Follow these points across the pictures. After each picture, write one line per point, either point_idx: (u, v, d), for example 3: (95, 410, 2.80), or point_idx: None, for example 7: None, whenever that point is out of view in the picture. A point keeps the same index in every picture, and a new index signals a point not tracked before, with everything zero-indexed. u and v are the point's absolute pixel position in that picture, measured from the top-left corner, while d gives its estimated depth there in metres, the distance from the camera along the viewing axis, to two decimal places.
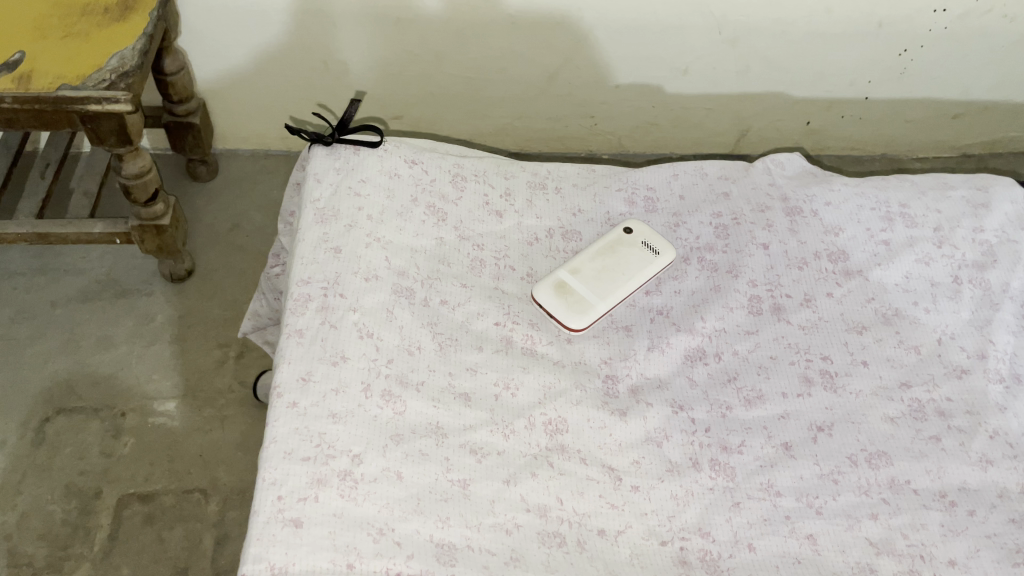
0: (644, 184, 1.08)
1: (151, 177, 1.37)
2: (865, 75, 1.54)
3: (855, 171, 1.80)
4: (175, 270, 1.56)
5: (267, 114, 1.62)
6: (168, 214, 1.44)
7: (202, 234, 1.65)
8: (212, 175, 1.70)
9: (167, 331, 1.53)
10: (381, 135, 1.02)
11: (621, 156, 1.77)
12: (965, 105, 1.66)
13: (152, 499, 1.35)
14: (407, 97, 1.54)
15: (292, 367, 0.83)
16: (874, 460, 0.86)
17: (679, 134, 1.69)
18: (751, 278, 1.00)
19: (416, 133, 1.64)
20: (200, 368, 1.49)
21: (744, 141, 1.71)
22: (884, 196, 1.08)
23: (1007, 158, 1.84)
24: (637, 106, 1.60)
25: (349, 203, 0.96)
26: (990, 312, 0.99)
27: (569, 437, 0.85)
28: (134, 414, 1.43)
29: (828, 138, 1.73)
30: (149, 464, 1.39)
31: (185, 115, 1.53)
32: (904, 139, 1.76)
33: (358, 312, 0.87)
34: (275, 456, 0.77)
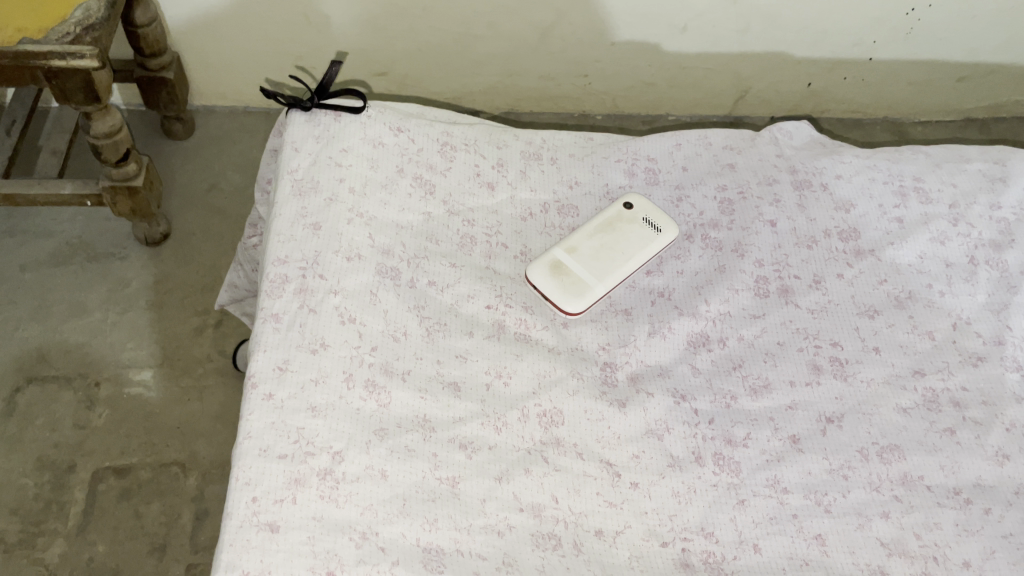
0: (645, 154, 1.02)
1: (123, 136, 1.29)
2: (871, 35, 1.46)
3: (857, 136, 1.73)
4: (151, 234, 1.48)
5: (243, 69, 1.53)
6: (141, 174, 1.36)
7: (178, 195, 1.57)
8: (188, 133, 1.62)
9: (142, 298, 1.46)
10: (364, 99, 0.95)
11: (615, 116, 1.69)
12: (973, 67, 1.59)
13: (128, 473, 1.30)
14: (391, 53, 1.46)
15: (267, 355, 0.77)
16: (885, 454, 0.82)
17: (676, 94, 1.62)
18: (758, 257, 0.94)
19: (401, 90, 1.56)
20: (176, 337, 1.43)
21: (743, 102, 1.64)
22: (898, 169, 1.02)
23: (1012, 123, 1.77)
24: (633, 65, 1.52)
25: (330, 174, 0.90)
26: (1007, 295, 0.94)
27: (565, 430, 0.80)
28: (108, 384, 1.37)
29: (830, 100, 1.67)
30: (124, 437, 1.33)
31: (158, 69, 1.45)
32: (907, 102, 1.69)
33: (339, 295, 0.82)
34: (250, 454, 0.72)
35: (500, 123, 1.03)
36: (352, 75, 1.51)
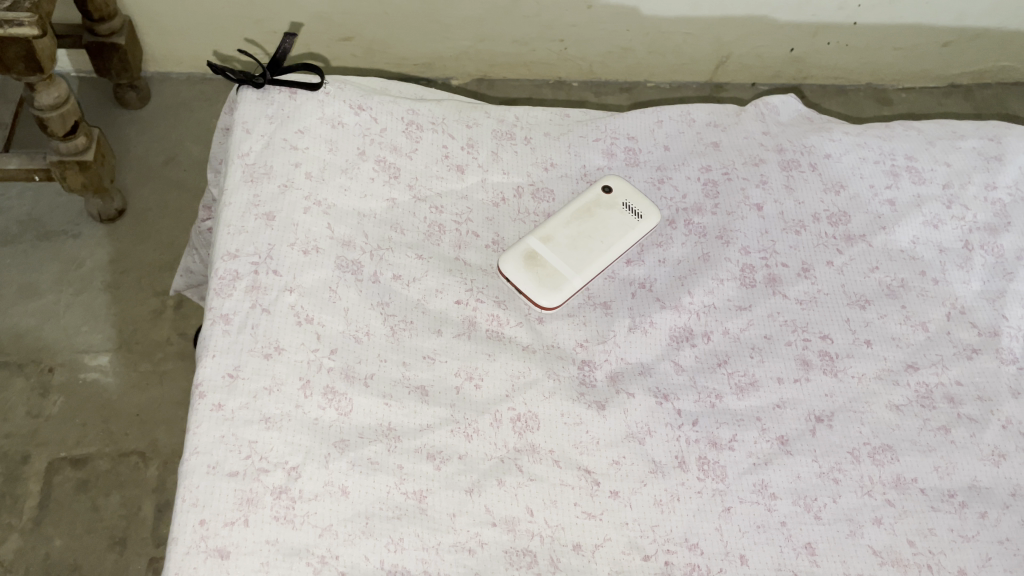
0: (624, 132, 0.96)
1: (70, 108, 1.20)
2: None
3: (840, 103, 1.67)
4: (105, 211, 1.40)
5: (199, 35, 1.44)
6: (92, 148, 1.27)
7: (133, 168, 1.49)
8: (143, 102, 1.52)
9: (97, 278, 1.38)
10: (322, 75, 0.88)
11: (591, 83, 1.62)
12: (958, 32, 1.53)
13: (85, 464, 1.24)
14: (356, 16, 1.38)
15: (216, 361, 0.71)
16: (877, 456, 0.78)
17: (655, 60, 1.55)
18: (744, 244, 0.89)
19: (368, 55, 1.48)
20: (134, 319, 1.35)
21: (724, 68, 1.58)
22: (889, 147, 0.97)
23: (996, 89, 1.72)
24: (610, 29, 1.45)
25: (284, 158, 0.83)
26: (1003, 283, 0.89)
27: (541, 435, 0.75)
28: (63, 369, 1.30)
29: (813, 67, 1.60)
30: (80, 425, 1.26)
31: (109, 34, 1.35)
32: (892, 68, 1.64)
33: (295, 293, 0.75)
34: (197, 472, 0.66)
35: (470, 100, 0.96)
36: (314, 40, 1.43)
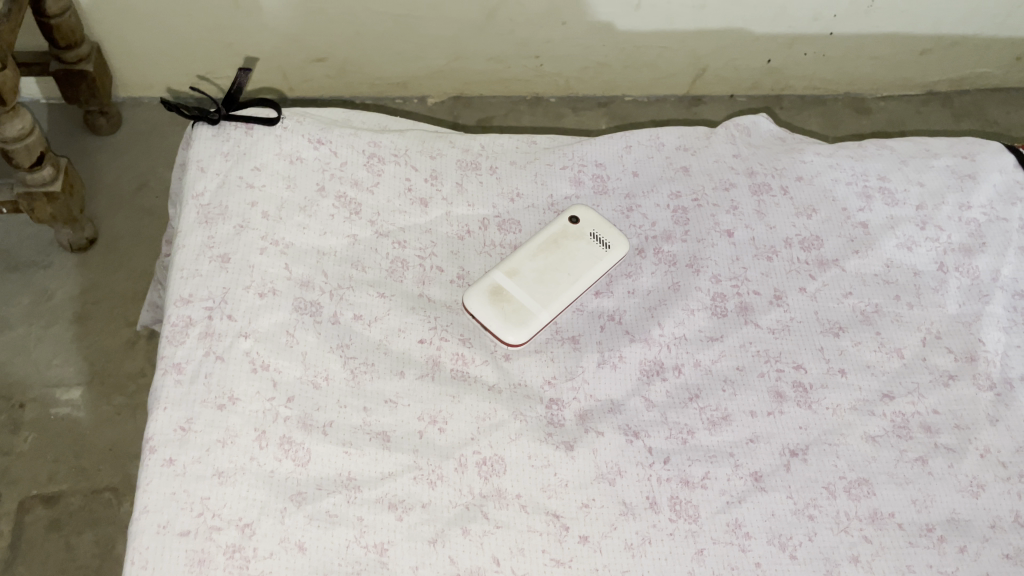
0: (592, 159, 0.94)
1: (35, 139, 1.11)
2: (830, 10, 1.38)
3: (820, 115, 1.65)
4: (74, 240, 1.30)
5: (172, 59, 1.36)
6: (60, 178, 1.18)
7: (104, 195, 1.39)
8: (114, 128, 1.44)
9: (68, 310, 1.28)
10: (279, 109, 0.85)
11: (569, 99, 1.59)
12: (935, 40, 1.51)
13: (57, 501, 1.15)
14: (327, 39, 1.34)
15: (168, 414, 0.69)
16: (853, 490, 0.76)
17: (629, 75, 1.53)
18: (714, 273, 0.87)
19: (342, 76, 1.44)
20: (106, 351, 1.26)
21: (700, 81, 1.57)
22: (861, 167, 0.95)
23: (974, 96, 1.69)
24: (585, 45, 1.42)
25: (240, 197, 0.80)
26: (979, 306, 0.88)
27: (507, 480, 0.73)
28: (34, 405, 1.21)
29: (790, 78, 1.59)
30: (51, 462, 1.17)
31: (77, 62, 1.28)
32: (869, 78, 1.62)
33: (250, 338, 0.73)
34: (147, 532, 0.64)
35: (435, 129, 0.95)
36: (284, 62, 1.39)
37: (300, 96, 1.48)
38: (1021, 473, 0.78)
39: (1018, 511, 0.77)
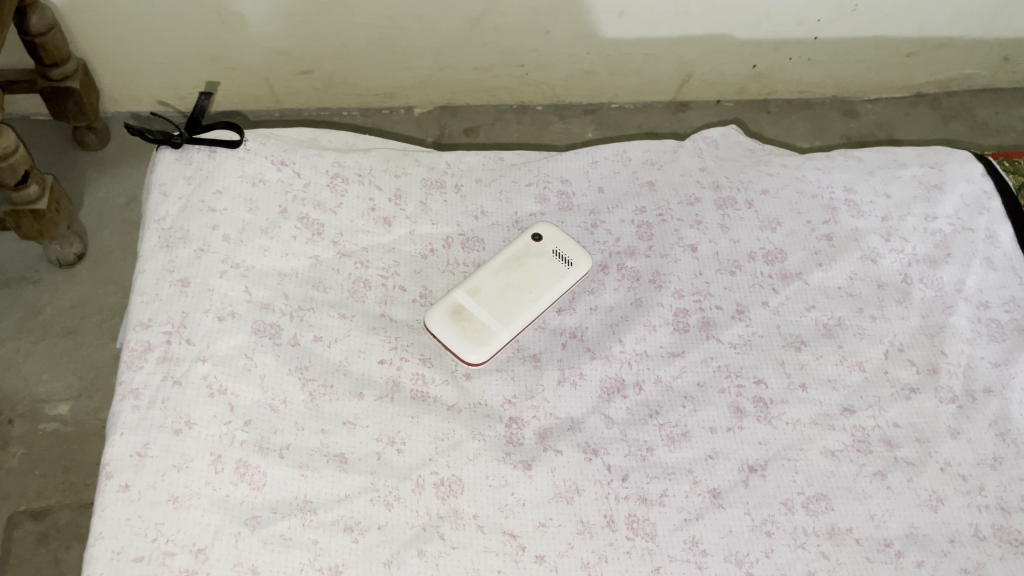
0: (558, 175, 0.95)
1: (21, 156, 1.06)
2: (814, 13, 1.23)
3: (806, 119, 1.48)
4: (62, 256, 1.23)
5: (151, 72, 1.24)
6: (45, 196, 1.13)
7: (93, 210, 1.31)
8: (102, 143, 1.34)
9: (57, 325, 1.21)
10: (242, 131, 0.86)
11: (554, 105, 1.43)
12: (919, 43, 1.35)
13: (46, 517, 1.09)
14: (289, 47, 1.20)
15: (125, 439, 0.70)
16: (811, 505, 0.77)
17: (618, 81, 1.37)
18: (677, 288, 0.87)
19: (327, 87, 1.31)
20: (95, 365, 1.19)
21: (686, 87, 1.41)
22: (827, 179, 0.95)
23: (964, 97, 1.52)
24: (570, 53, 1.27)
25: (201, 221, 0.81)
26: (943, 317, 0.87)
27: (464, 500, 0.74)
28: (22, 420, 1.15)
29: (777, 82, 1.42)
30: (40, 476, 1.11)
31: (62, 80, 1.18)
32: (862, 82, 1.45)
33: (208, 362, 0.74)
34: (102, 558, 0.66)
35: (402, 147, 0.95)
36: (270, 74, 1.26)
37: (287, 107, 1.35)
38: (981, 487, 0.78)
39: (978, 524, 0.77)
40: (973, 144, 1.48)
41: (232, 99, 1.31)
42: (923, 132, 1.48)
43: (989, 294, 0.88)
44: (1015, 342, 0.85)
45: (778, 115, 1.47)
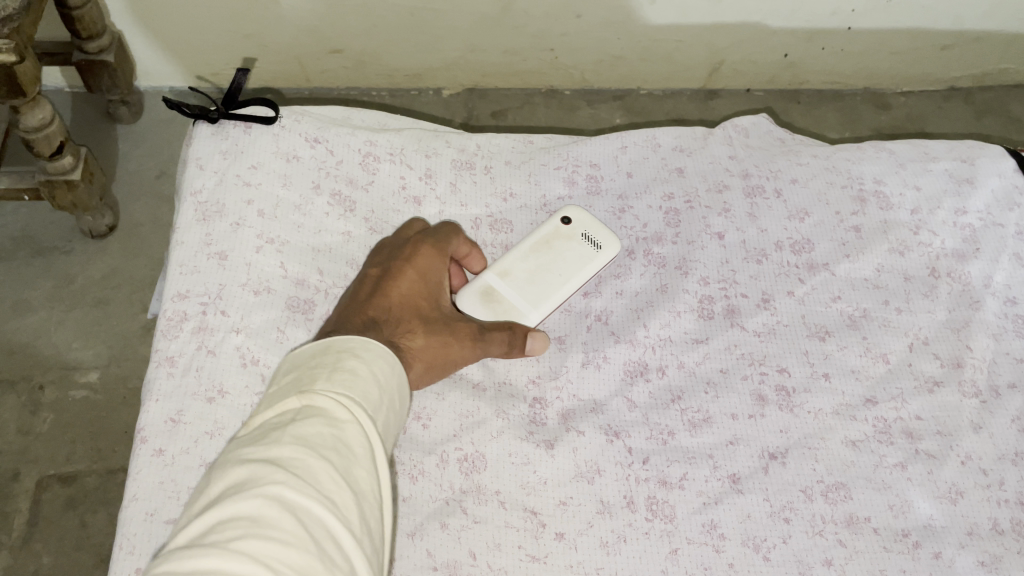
0: (587, 160, 0.95)
1: (56, 129, 1.08)
2: (849, 3, 1.22)
3: (838, 110, 1.47)
4: (94, 227, 1.25)
5: (185, 48, 1.26)
6: (80, 167, 1.14)
7: (126, 183, 1.32)
8: (135, 117, 1.35)
9: (89, 294, 1.23)
10: (277, 108, 0.87)
11: (583, 90, 1.43)
12: (956, 35, 1.33)
13: (75, 481, 1.12)
14: (321, 26, 1.20)
15: (160, 405, 0.73)
16: (831, 494, 0.77)
17: (648, 68, 1.36)
18: (703, 275, 0.88)
19: (359, 67, 1.31)
20: (124, 335, 1.21)
21: (716, 75, 1.40)
22: (857, 170, 0.94)
23: (999, 92, 1.50)
24: (600, 38, 1.27)
25: (236, 195, 0.83)
26: (969, 312, 0.87)
27: (487, 475, 0.75)
28: (53, 386, 1.17)
29: (809, 71, 1.41)
30: (69, 442, 1.14)
31: (98, 53, 1.20)
32: (896, 74, 1.43)
33: (241, 334, 0.77)
34: (135, 520, 0.68)
35: (433, 127, 0.96)
36: (300, 53, 1.27)
37: (317, 86, 1.36)
38: (1001, 481, 0.79)
39: (996, 518, 0.77)
40: (1005, 139, 1.47)
41: (263, 76, 1.32)
42: (955, 125, 1.47)
43: (1016, 290, 0.88)
44: None
45: (809, 107, 1.46)
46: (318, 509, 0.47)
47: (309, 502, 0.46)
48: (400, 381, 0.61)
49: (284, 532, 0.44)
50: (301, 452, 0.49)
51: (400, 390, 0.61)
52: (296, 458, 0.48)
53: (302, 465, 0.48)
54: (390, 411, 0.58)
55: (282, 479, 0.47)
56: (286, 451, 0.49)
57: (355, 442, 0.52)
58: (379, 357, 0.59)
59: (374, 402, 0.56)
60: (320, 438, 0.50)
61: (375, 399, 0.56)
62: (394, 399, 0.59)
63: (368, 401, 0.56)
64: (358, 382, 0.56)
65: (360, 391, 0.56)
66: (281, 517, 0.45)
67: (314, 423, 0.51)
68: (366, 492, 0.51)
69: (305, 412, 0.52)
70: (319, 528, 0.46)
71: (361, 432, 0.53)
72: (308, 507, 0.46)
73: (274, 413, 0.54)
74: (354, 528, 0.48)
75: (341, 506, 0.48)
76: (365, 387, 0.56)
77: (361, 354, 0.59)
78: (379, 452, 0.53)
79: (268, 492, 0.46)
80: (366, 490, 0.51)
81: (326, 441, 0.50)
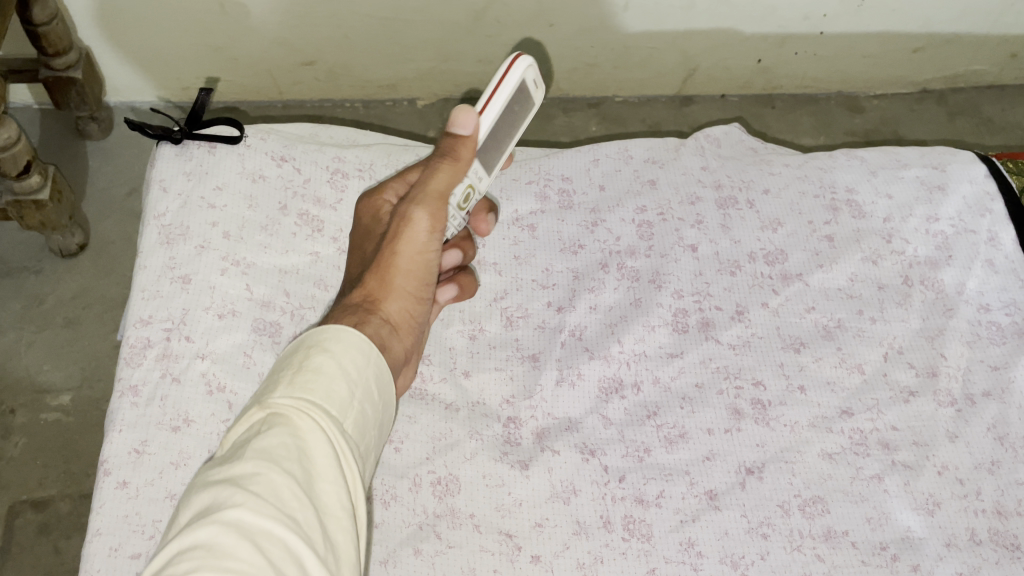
0: (559, 173, 0.95)
1: (23, 147, 1.04)
2: (821, 7, 1.22)
3: (812, 114, 1.47)
4: (64, 246, 1.22)
5: (153, 63, 1.23)
6: (48, 186, 1.11)
7: (95, 201, 1.29)
8: (105, 133, 1.32)
9: (59, 315, 1.21)
10: (242, 127, 0.86)
11: (559, 98, 1.42)
12: (927, 37, 1.33)
13: (47, 506, 1.09)
14: (291, 37, 1.18)
15: (123, 436, 0.71)
16: (808, 508, 0.77)
17: (622, 75, 1.35)
18: (677, 288, 0.87)
19: (331, 79, 1.29)
20: (95, 356, 1.19)
21: (691, 81, 1.39)
22: (829, 179, 0.94)
23: (970, 93, 1.51)
24: (574, 46, 1.26)
25: (201, 218, 0.81)
26: (943, 320, 0.86)
27: (461, 499, 0.75)
28: (24, 410, 1.14)
29: (782, 76, 1.40)
30: (41, 467, 1.11)
31: (65, 69, 1.17)
32: (870, 77, 1.43)
33: (207, 360, 0.75)
34: (99, 555, 0.67)
35: (403, 142, 0.95)
36: (270, 66, 1.25)
37: (291, 99, 1.34)
38: (978, 491, 0.78)
39: (974, 528, 0.76)
40: (977, 142, 1.48)
41: (233, 89, 1.30)
42: (928, 129, 1.48)
43: (990, 297, 0.88)
44: (1015, 346, 0.85)
45: (784, 112, 1.46)
46: (280, 534, 0.39)
47: (268, 526, 0.39)
48: (383, 370, 0.51)
49: (243, 564, 0.37)
50: (261, 467, 0.41)
51: (384, 381, 0.51)
52: (255, 474, 0.41)
53: (262, 482, 0.41)
54: (371, 404, 0.49)
55: (239, 502, 0.39)
56: (245, 467, 0.41)
57: (319, 454, 0.43)
58: (356, 346, 0.50)
59: (345, 401, 0.48)
60: (284, 450, 0.42)
61: (344, 397, 0.47)
62: (375, 391, 0.50)
63: (336, 401, 0.47)
64: (326, 377, 0.47)
65: (328, 391, 0.47)
66: (236, 545, 0.38)
67: (276, 434, 0.43)
68: (334, 511, 0.42)
69: (267, 423, 0.44)
70: (280, 554, 0.38)
71: (329, 441, 0.44)
72: (268, 532, 0.39)
73: (235, 431, 0.46)
74: (325, 552, 0.40)
75: (304, 528, 0.40)
76: (333, 385, 0.47)
77: (332, 345, 0.49)
78: (350, 459, 0.45)
79: (224, 519, 0.38)
80: (334, 509, 0.43)
81: (290, 454, 0.42)
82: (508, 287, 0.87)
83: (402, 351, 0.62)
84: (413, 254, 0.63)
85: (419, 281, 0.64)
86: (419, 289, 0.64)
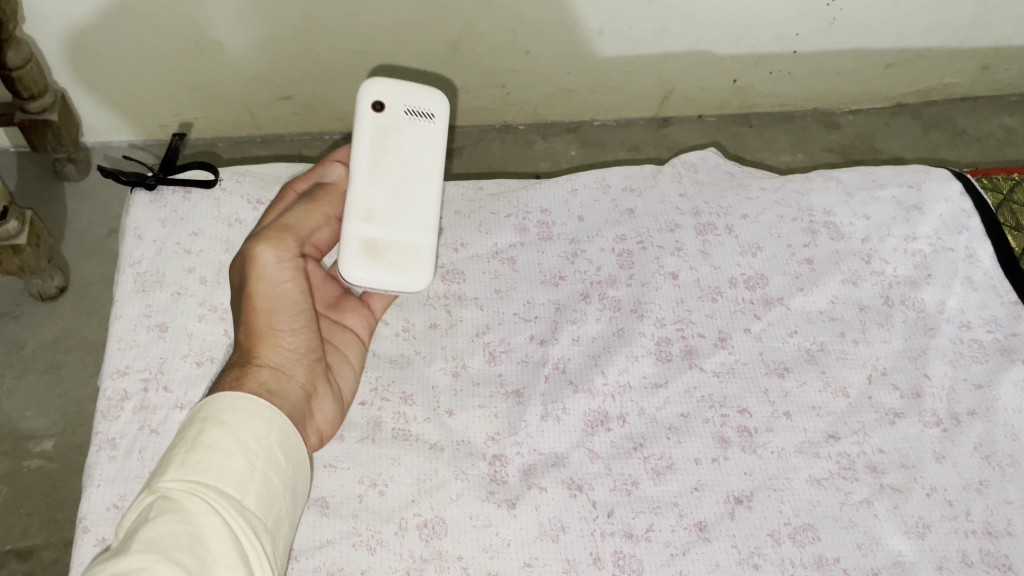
0: (537, 205, 0.95)
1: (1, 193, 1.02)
2: (793, 27, 1.22)
3: (789, 132, 1.48)
4: (43, 290, 1.20)
5: (130, 103, 1.22)
6: (25, 230, 1.09)
7: (72, 244, 1.28)
8: (83, 175, 1.31)
9: (40, 360, 1.19)
10: (216, 171, 0.85)
11: (538, 124, 1.42)
12: (899, 53, 1.34)
13: (31, 556, 1.07)
14: (266, 74, 1.18)
15: (102, 491, 0.71)
16: (798, 536, 0.76)
17: (599, 100, 1.36)
18: (659, 316, 0.86)
19: (310, 113, 1.29)
20: (79, 400, 1.17)
21: (668, 103, 1.40)
22: (806, 201, 0.94)
23: (945, 106, 1.52)
24: (550, 73, 1.26)
25: (177, 264, 0.81)
26: (925, 340, 0.86)
27: (448, 541, 0.74)
28: (5, 457, 1.13)
29: (759, 96, 1.41)
30: (24, 516, 1.09)
31: (41, 112, 1.16)
32: (845, 92, 1.44)
33: (185, 410, 0.75)
34: None
35: None
36: (249, 103, 1.25)
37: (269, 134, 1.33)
38: (968, 511, 0.78)
39: (965, 550, 0.76)
40: (953, 156, 1.50)
41: (210, 127, 1.30)
42: (904, 144, 1.49)
43: (970, 314, 0.88)
44: (997, 363, 0.85)
45: (761, 130, 1.47)
46: None
47: None
48: (282, 436, 0.56)
49: None
50: (148, 561, 0.43)
51: (284, 448, 0.56)
52: (143, 567, 0.43)
53: None
54: (272, 474, 0.54)
55: None
56: (132, 562, 0.43)
57: (214, 538, 0.47)
58: (249, 417, 0.55)
59: (240, 476, 0.51)
60: (172, 539, 0.45)
61: (240, 473, 0.51)
62: (275, 459, 0.55)
63: (231, 479, 0.51)
64: (219, 458, 0.51)
65: (220, 470, 0.51)
66: None
67: (165, 523, 0.46)
68: None
69: (155, 512, 0.47)
70: None
71: (222, 522, 0.48)
72: None
73: (127, 518, 0.49)
74: None
75: None
76: (225, 463, 0.51)
77: (226, 421, 0.54)
78: (245, 537, 0.49)
79: None
80: None
81: (179, 544, 0.45)
82: (490, 322, 0.87)
83: (294, 384, 0.64)
84: (275, 291, 0.64)
85: (298, 312, 0.65)
86: (297, 320, 0.65)
